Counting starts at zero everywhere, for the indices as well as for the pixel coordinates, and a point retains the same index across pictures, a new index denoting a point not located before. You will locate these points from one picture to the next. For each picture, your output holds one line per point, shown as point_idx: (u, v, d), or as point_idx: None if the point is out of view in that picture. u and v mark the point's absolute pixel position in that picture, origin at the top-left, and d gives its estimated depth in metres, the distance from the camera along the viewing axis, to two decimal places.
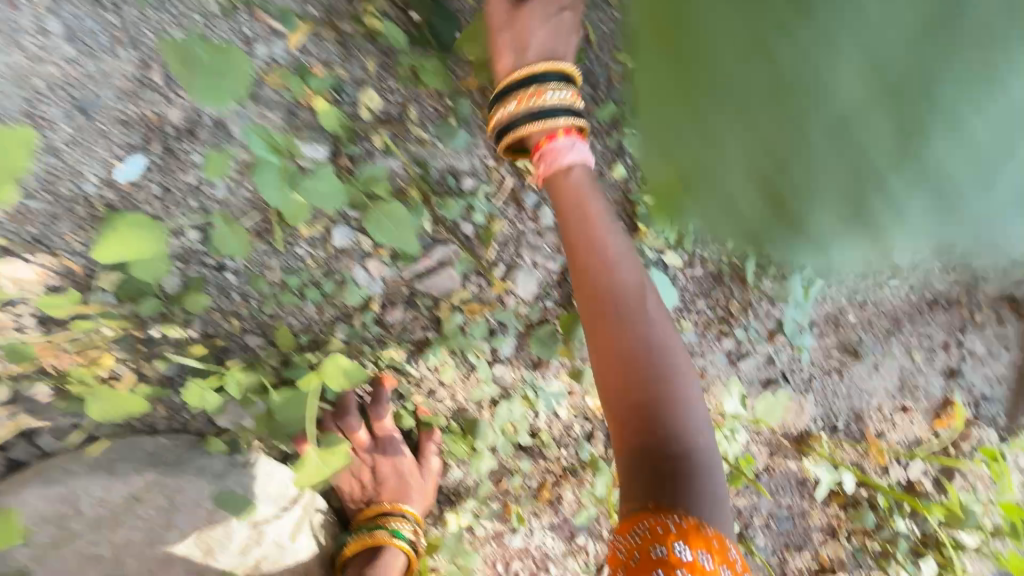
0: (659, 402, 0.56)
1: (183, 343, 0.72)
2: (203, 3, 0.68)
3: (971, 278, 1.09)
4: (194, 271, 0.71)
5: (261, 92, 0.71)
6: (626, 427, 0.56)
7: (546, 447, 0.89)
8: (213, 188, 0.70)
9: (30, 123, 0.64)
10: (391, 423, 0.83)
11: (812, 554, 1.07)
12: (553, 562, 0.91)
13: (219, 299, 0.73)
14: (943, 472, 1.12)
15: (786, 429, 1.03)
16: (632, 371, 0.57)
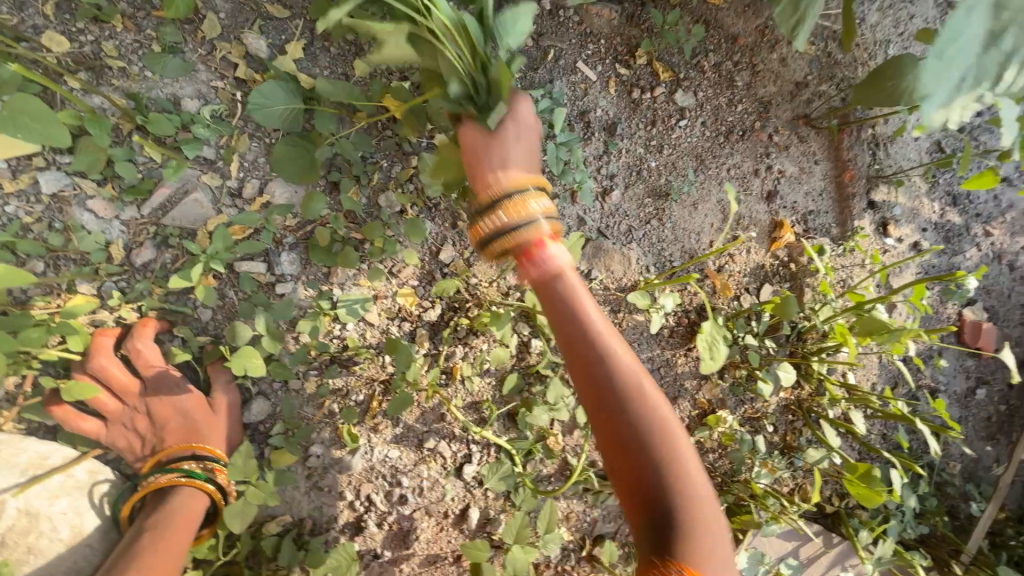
0: (673, 470, 0.61)
1: None
2: None
3: (760, 105, 1.15)
4: None
5: None
6: (636, 474, 0.62)
7: (363, 358, 0.85)
8: None
9: None
10: (154, 361, 0.75)
11: (691, 402, 1.06)
12: (405, 476, 0.86)
13: None
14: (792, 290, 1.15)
15: (620, 283, 1.04)
16: (638, 466, 0.62)
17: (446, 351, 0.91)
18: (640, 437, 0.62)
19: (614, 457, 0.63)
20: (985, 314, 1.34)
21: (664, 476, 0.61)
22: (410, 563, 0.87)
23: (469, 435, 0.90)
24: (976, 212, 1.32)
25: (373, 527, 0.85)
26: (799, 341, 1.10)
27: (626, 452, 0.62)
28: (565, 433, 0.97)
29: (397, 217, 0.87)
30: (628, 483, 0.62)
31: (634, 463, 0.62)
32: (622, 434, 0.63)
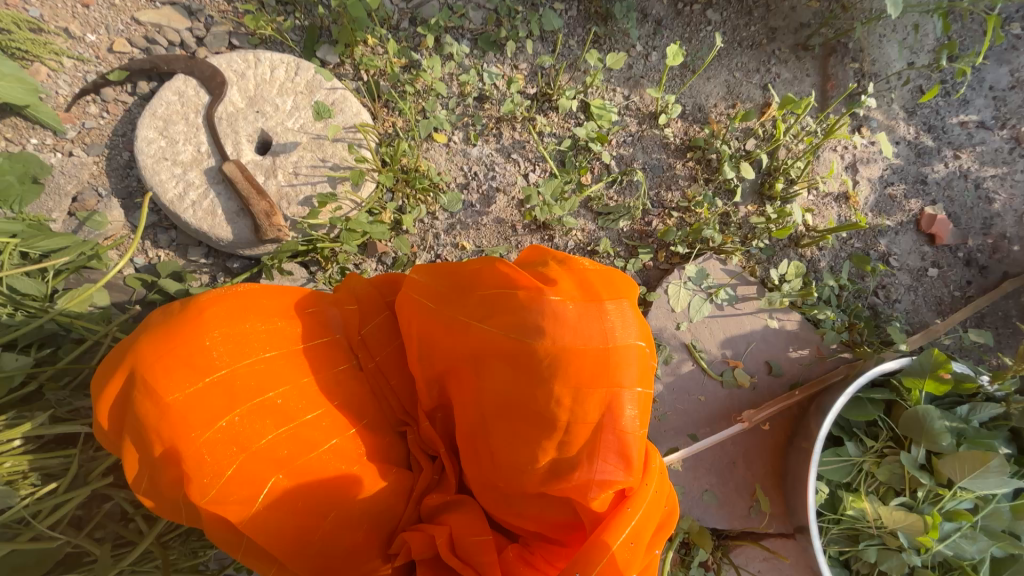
0: (355, 338, 0.82)
1: (299, 25, 1.43)
2: None
3: (771, 31, 1.70)
4: None
5: None
6: (367, 398, 0.81)
7: (489, 100, 1.52)
8: None
9: None
10: (389, 71, 1.46)
11: (682, 192, 1.56)
12: (497, 167, 1.51)
13: (312, 7, 1.44)
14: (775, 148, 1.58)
15: (648, 109, 1.60)
16: (518, 340, 0.70)
17: (534, 114, 1.54)
18: (380, 360, 0.83)
19: (582, 377, 0.67)
20: (944, 213, 1.70)
21: (532, 323, 0.69)
22: (487, 217, 1.48)
23: (537, 160, 1.53)
24: (949, 140, 1.75)
25: (472, 188, 1.49)
26: (770, 176, 1.58)
27: (472, 402, 0.74)
28: (593, 180, 1.54)
29: (527, 36, 1.56)
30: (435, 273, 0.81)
31: (566, 399, 0.68)
32: (189, 371, 0.68)
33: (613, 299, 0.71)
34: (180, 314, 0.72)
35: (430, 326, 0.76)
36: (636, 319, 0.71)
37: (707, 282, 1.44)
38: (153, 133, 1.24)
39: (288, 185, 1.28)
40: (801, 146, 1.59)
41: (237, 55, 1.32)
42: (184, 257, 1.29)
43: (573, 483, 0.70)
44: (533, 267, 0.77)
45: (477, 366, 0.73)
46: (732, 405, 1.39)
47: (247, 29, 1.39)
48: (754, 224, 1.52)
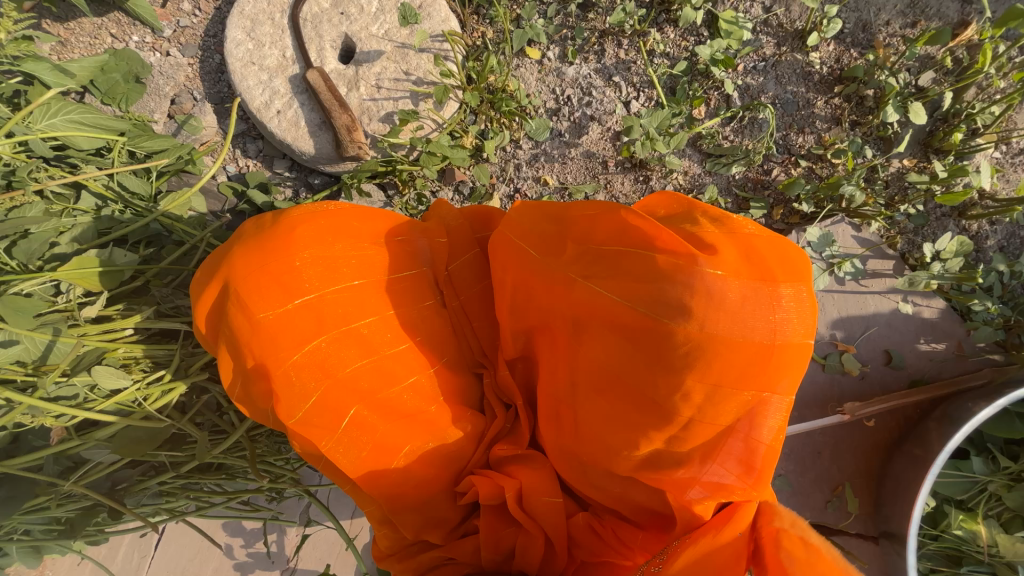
0: (442, 274, 0.77)
1: None
2: None
3: None
4: None
5: None
6: (449, 340, 0.77)
7: (595, 8, 1.29)
8: None
9: None
10: None
11: (818, 136, 1.28)
12: (594, 92, 1.31)
13: None
14: (963, 85, 1.21)
15: (792, 26, 1.28)
16: (649, 314, 0.60)
17: (647, 27, 1.29)
18: (465, 300, 0.78)
19: (723, 372, 0.58)
20: None
21: (672, 297, 0.59)
22: (576, 150, 1.32)
23: (642, 86, 1.31)
24: None
25: (564, 116, 1.32)
26: (946, 123, 1.23)
27: (569, 367, 0.67)
28: (707, 115, 1.30)
29: None
30: (546, 218, 0.71)
31: (695, 394, 0.59)
32: (282, 293, 0.67)
33: (789, 283, 0.60)
34: (274, 229, 0.70)
35: (535, 278, 0.68)
36: (811, 314, 0.60)
37: (830, 250, 1.22)
38: (240, 33, 1.19)
39: (370, 99, 1.20)
40: (1002, 85, 1.21)
41: None
42: (270, 169, 1.29)
43: (672, 476, 0.63)
44: (679, 225, 0.65)
45: (588, 331, 0.65)
46: (832, 394, 1.22)
47: None
48: (907, 184, 1.22)
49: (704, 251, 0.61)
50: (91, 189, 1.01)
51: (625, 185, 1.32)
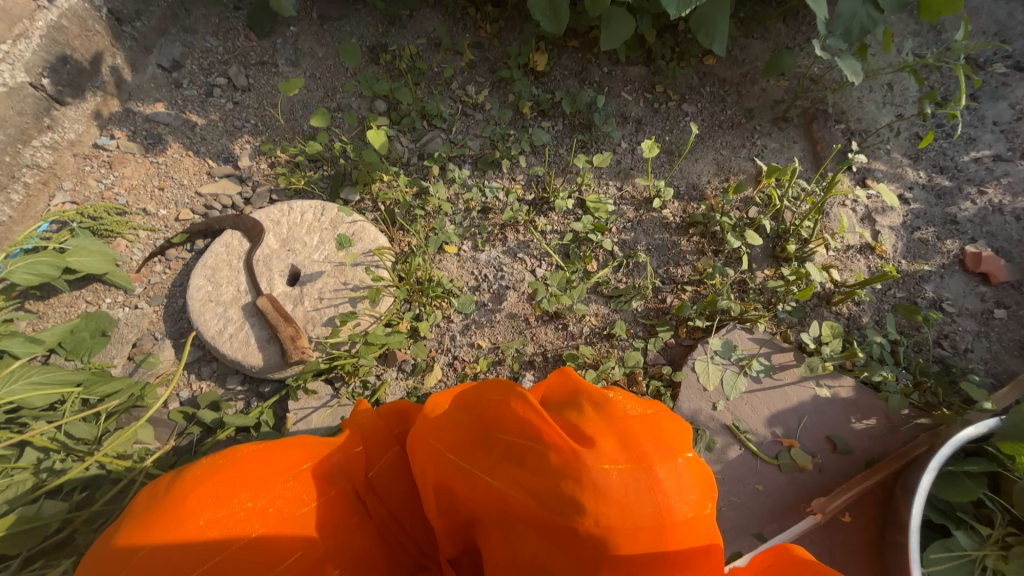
0: (362, 485, 0.83)
1: (326, 176, 1.70)
2: (342, 73, 1.89)
3: (747, 111, 1.83)
4: (329, 146, 1.73)
5: (355, 92, 1.85)
6: (379, 551, 0.79)
7: (493, 210, 1.67)
8: (340, 125, 1.79)
9: (278, 109, 1.79)
10: (401, 201, 1.65)
11: (691, 266, 1.56)
12: (506, 266, 1.60)
13: (338, 161, 1.72)
14: (778, 211, 1.59)
15: (642, 195, 1.70)
16: (549, 508, 0.67)
17: (535, 215, 1.67)
18: (391, 505, 0.83)
19: (623, 562, 0.64)
20: (989, 250, 1.57)
21: (563, 497, 0.66)
22: (500, 314, 1.53)
23: (542, 256, 1.61)
24: (966, 177, 1.69)
25: (484, 289, 1.57)
26: (781, 238, 1.56)
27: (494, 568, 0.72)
28: (600, 267, 1.59)
29: (521, 152, 1.77)
30: (451, 418, 0.82)
31: None
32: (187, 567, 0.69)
33: (665, 464, 0.67)
34: (172, 497, 0.74)
35: (446, 481, 0.77)
36: (689, 484, 0.67)
37: (736, 354, 1.36)
38: (201, 279, 1.43)
39: (313, 309, 1.41)
40: (804, 206, 1.60)
41: (275, 208, 1.55)
42: (222, 386, 1.38)
43: None
44: (563, 415, 0.75)
45: (505, 528, 0.71)
46: (800, 494, 1.21)
47: (286, 185, 1.67)
48: (773, 288, 1.47)
49: (585, 442, 0.70)
50: (35, 443, 1.07)
51: (549, 334, 1.49)
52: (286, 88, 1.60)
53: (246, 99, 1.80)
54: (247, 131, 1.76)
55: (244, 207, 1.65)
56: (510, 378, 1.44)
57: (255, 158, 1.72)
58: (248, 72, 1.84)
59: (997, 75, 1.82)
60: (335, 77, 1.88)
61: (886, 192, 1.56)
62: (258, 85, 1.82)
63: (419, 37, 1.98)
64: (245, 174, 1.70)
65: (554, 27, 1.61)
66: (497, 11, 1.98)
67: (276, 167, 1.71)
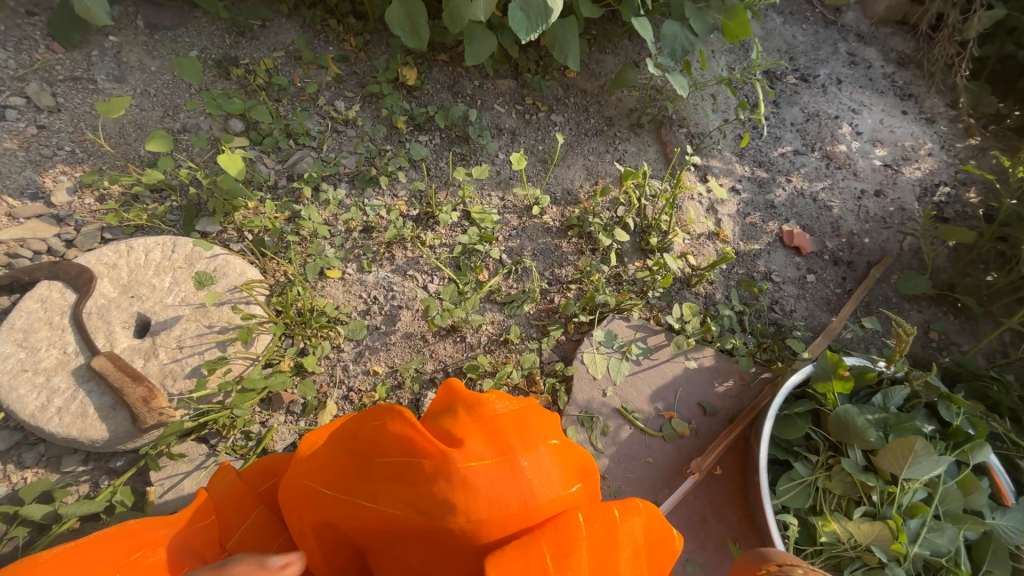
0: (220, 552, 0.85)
1: (176, 207, 1.51)
2: (183, 90, 1.68)
3: (608, 120, 2.02)
4: (175, 173, 1.53)
5: (202, 109, 1.66)
6: None
7: (376, 229, 1.62)
8: (187, 148, 1.60)
9: (102, 132, 1.54)
10: (272, 228, 1.52)
11: (574, 265, 1.68)
12: (396, 285, 1.56)
13: (189, 189, 1.53)
14: (640, 208, 1.78)
15: (523, 201, 1.78)
16: (427, 513, 0.73)
17: (421, 231, 1.65)
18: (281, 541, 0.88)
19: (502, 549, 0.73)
20: (798, 227, 1.94)
21: (441, 501, 0.72)
22: (395, 336, 1.49)
23: (432, 271, 1.61)
24: (778, 169, 2.07)
25: (376, 312, 1.52)
26: (645, 232, 1.76)
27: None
28: (491, 275, 1.63)
29: (400, 168, 1.74)
30: (326, 453, 0.84)
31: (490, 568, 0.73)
32: None
33: (528, 453, 0.77)
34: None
35: (329, 516, 0.79)
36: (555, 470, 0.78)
37: (618, 341, 1.50)
38: (10, 347, 1.18)
39: (171, 361, 1.23)
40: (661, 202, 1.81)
41: (107, 249, 1.32)
42: (57, 471, 1.15)
43: None
44: (440, 425, 0.82)
45: (392, 544, 0.77)
46: (681, 458, 1.37)
47: (122, 221, 1.44)
48: (643, 278, 1.64)
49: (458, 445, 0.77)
50: None
51: (447, 349, 1.49)
52: (106, 110, 1.37)
53: (55, 123, 1.51)
54: (62, 161, 1.48)
55: (66, 252, 1.39)
56: (412, 400, 1.41)
57: (76, 193, 1.45)
58: (54, 91, 1.54)
59: (790, 85, 2.25)
60: (175, 94, 1.66)
61: (712, 184, 1.82)
62: (71, 106, 1.54)
63: (275, 50, 1.85)
64: (64, 212, 1.43)
65: (417, 43, 1.62)
66: (359, 24, 1.92)
67: (106, 201, 1.46)
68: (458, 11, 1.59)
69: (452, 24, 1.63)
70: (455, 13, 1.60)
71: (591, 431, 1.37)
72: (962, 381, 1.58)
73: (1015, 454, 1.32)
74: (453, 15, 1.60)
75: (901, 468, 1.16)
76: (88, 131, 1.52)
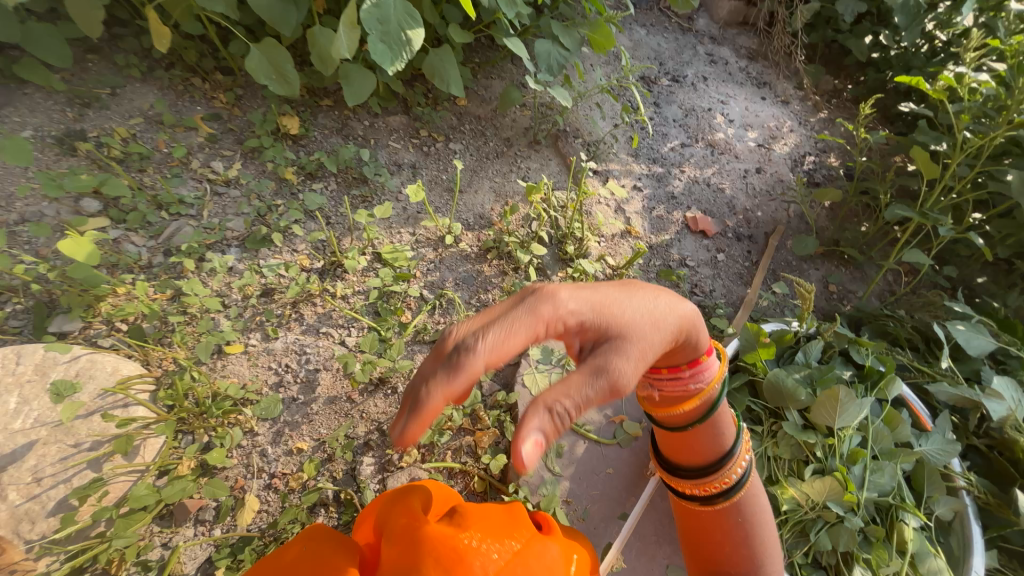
0: None
1: (21, 310, 1.27)
2: (19, 174, 1.46)
3: (506, 140, 2.05)
4: (16, 270, 1.30)
5: (46, 194, 1.44)
6: None
7: (278, 290, 1.48)
8: (29, 240, 1.37)
9: None
10: (149, 312, 1.33)
11: (498, 288, 1.64)
12: (309, 347, 1.42)
13: (35, 286, 1.30)
14: (552, 220, 1.80)
15: (435, 232, 1.73)
16: None
17: (329, 284, 1.53)
18: None
19: None
20: (699, 212, 2.07)
21: None
22: (317, 403, 1.34)
23: (349, 322, 1.48)
24: (671, 163, 2.21)
25: (290, 381, 1.36)
26: (562, 242, 1.78)
27: None
28: (414, 315, 1.54)
29: (295, 221, 1.62)
30: None
31: None
32: None
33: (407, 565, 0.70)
34: None
35: None
36: None
37: (555, 356, 1.46)
38: None
39: (26, 500, 1.02)
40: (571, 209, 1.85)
41: None
42: None
43: None
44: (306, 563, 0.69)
45: None
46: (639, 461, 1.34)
47: None
48: None
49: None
50: None
51: (378, 404, 1.37)
52: None
53: None
54: None
55: None
56: (347, 470, 1.26)
57: None
58: None
59: (664, 87, 2.45)
60: (8, 181, 1.43)
61: (611, 183, 1.85)
62: None
63: (132, 116, 1.67)
64: None
65: (285, 88, 1.53)
66: (229, 79, 1.81)
67: None
68: (325, 54, 1.54)
69: (323, 66, 1.56)
70: (322, 56, 1.55)
71: (545, 455, 1.30)
72: (864, 324, 1.73)
73: (922, 380, 1.44)
74: (320, 57, 1.55)
75: (833, 419, 1.22)
76: None
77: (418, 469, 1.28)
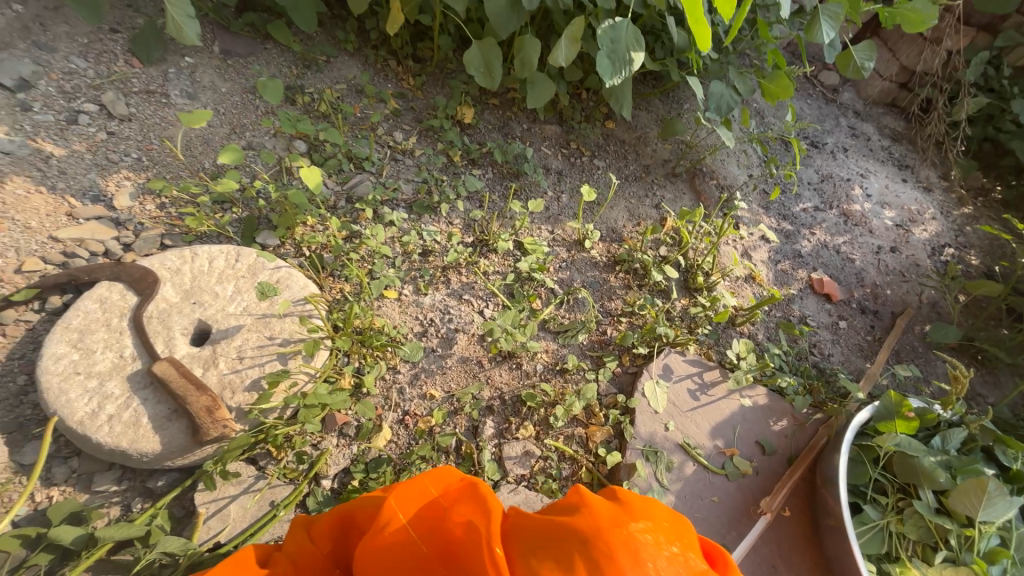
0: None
1: (239, 217, 1.50)
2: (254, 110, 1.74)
3: (646, 167, 2.14)
4: (242, 184, 1.54)
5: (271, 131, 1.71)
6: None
7: (433, 253, 1.63)
8: (253, 164, 1.62)
9: (174, 142, 1.56)
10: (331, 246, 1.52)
11: (623, 300, 1.71)
12: (451, 310, 1.54)
13: (250, 202, 1.54)
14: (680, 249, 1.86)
15: (571, 236, 1.83)
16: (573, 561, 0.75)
17: (476, 258, 1.66)
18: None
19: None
20: (826, 276, 2.04)
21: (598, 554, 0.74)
22: (452, 359, 1.45)
23: (487, 296, 1.60)
24: (801, 222, 2.20)
25: (431, 335, 1.48)
26: (689, 272, 1.82)
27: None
28: (544, 305, 1.63)
29: (455, 197, 1.79)
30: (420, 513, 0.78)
31: None
32: None
33: None
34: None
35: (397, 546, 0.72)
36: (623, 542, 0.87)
37: (673, 376, 1.50)
38: (63, 347, 1.13)
39: (231, 372, 1.17)
40: (703, 242, 1.89)
41: (175, 254, 1.29)
42: (87, 491, 1.07)
43: None
44: None
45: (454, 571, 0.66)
46: (746, 497, 1.34)
47: (191, 228, 1.43)
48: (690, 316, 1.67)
49: None
50: None
51: (503, 375, 1.46)
52: (189, 120, 1.37)
53: (130, 130, 1.54)
54: (129, 164, 1.48)
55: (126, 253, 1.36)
56: (469, 427, 1.35)
57: (139, 199, 1.44)
58: (128, 100, 1.57)
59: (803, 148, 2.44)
60: (245, 114, 1.71)
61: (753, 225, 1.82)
62: (144, 116, 1.57)
63: (341, 82, 1.94)
64: (126, 216, 1.41)
65: (485, 82, 1.73)
66: (421, 65, 2.04)
67: (171, 209, 1.45)
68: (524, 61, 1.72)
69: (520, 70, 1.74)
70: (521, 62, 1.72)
71: (656, 465, 1.32)
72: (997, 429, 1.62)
73: None
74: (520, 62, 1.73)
75: (977, 510, 1.16)
76: (161, 140, 1.55)
77: (532, 445, 1.35)
